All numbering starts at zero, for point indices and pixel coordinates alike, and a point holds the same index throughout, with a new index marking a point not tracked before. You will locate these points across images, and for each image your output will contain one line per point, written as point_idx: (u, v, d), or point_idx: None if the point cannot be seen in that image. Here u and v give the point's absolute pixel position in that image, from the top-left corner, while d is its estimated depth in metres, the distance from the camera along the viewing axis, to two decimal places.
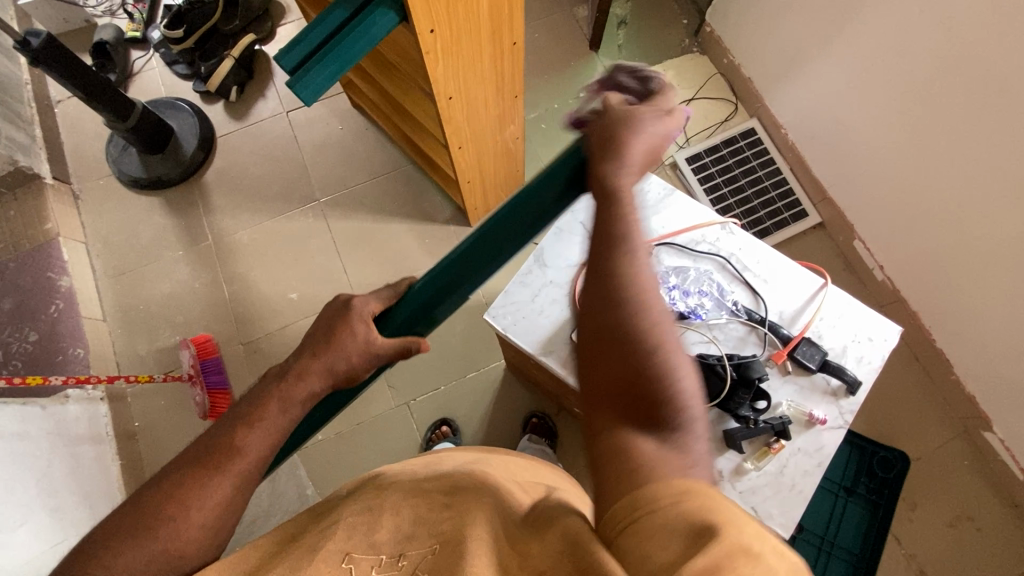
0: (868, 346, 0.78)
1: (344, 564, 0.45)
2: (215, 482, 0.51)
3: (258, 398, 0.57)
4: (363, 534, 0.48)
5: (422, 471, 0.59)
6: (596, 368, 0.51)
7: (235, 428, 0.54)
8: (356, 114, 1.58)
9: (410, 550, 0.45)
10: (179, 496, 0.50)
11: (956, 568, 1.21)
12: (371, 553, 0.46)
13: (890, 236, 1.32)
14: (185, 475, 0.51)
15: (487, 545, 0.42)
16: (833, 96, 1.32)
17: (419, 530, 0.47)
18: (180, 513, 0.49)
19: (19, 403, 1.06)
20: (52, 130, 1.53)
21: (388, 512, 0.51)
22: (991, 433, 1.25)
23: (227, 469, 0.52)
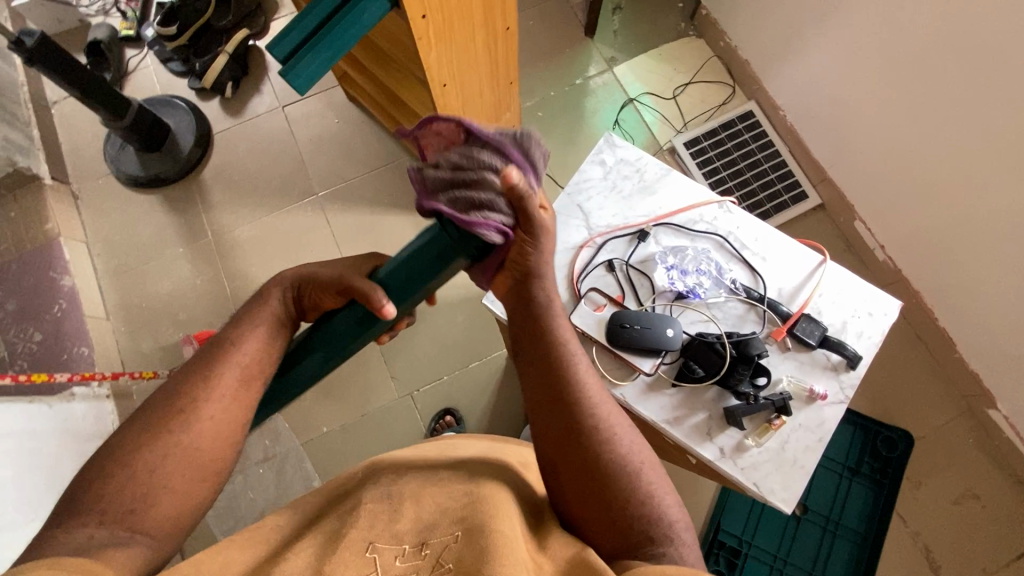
0: (868, 321, 0.78)
1: (368, 554, 0.47)
2: (221, 381, 0.58)
3: (247, 313, 0.64)
4: (385, 523, 0.50)
5: (438, 455, 0.62)
6: (577, 496, 0.55)
7: (237, 332, 0.62)
8: (352, 107, 1.58)
9: (433, 538, 0.49)
10: (189, 395, 0.56)
11: (961, 545, 1.22)
12: (394, 543, 0.48)
13: (891, 216, 1.32)
14: (188, 379, 0.58)
15: (509, 539, 0.46)
16: (831, 76, 1.31)
17: (441, 517, 0.51)
18: (190, 409, 0.55)
19: (26, 400, 1.07)
20: (49, 130, 1.54)
21: (408, 500, 0.53)
22: (995, 410, 1.25)
23: (227, 369, 0.59)
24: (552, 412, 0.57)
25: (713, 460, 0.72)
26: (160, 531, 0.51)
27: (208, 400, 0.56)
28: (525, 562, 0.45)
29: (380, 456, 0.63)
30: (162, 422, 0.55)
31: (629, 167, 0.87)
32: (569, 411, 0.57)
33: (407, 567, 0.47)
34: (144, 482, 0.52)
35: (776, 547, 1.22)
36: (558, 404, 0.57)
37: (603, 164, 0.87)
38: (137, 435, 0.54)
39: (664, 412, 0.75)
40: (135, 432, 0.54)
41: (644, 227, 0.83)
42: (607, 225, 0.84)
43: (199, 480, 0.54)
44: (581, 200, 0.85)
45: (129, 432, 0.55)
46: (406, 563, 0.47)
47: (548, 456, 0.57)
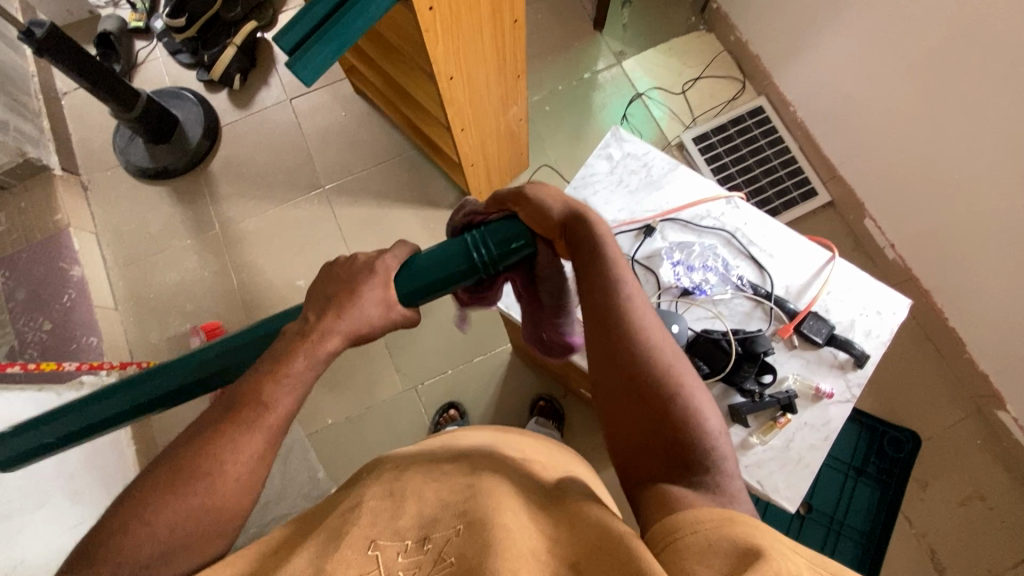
0: (876, 320, 0.77)
1: (370, 550, 0.47)
2: (250, 434, 0.52)
3: (284, 351, 0.55)
4: (386, 520, 0.50)
5: (441, 451, 0.61)
6: (639, 443, 0.54)
7: (269, 367, 0.55)
8: (359, 100, 1.57)
9: (435, 533, 0.48)
10: (211, 443, 0.51)
11: (967, 547, 1.21)
12: (397, 540, 0.48)
13: (901, 214, 1.30)
14: (212, 426, 0.52)
15: (512, 532, 0.45)
16: (843, 71, 1.29)
17: (443, 512, 0.50)
18: (215, 467, 0.50)
19: (35, 389, 1.08)
20: (59, 121, 1.54)
21: (411, 497, 0.53)
22: (1004, 412, 1.24)
23: (258, 424, 0.53)
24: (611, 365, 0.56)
25: None
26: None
27: (230, 450, 0.51)
28: (530, 552, 0.44)
29: (382, 455, 0.63)
30: (181, 473, 0.50)
31: (636, 162, 0.86)
32: (635, 350, 0.56)
33: (409, 563, 0.46)
34: (156, 542, 0.47)
35: None
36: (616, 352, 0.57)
37: (610, 159, 0.86)
38: (157, 483, 0.50)
39: None
40: (156, 481, 0.50)
41: (650, 222, 0.83)
42: (614, 220, 0.83)
43: (219, 536, 0.50)
44: (587, 194, 0.85)
45: (145, 483, 0.50)
46: (408, 559, 0.46)
47: (616, 398, 0.56)
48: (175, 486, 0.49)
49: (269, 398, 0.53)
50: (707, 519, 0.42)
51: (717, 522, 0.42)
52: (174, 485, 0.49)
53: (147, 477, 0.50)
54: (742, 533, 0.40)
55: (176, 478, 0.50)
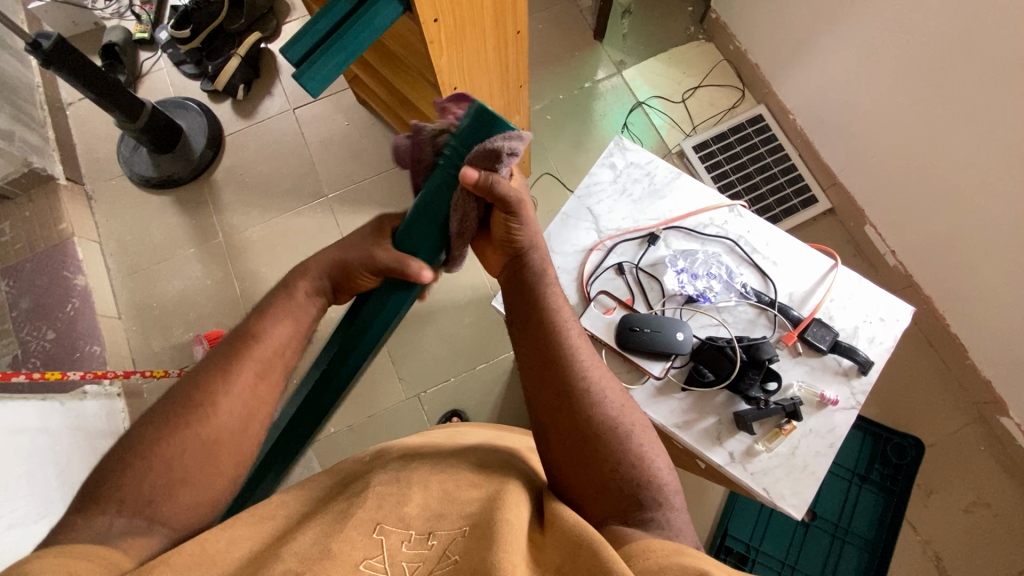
0: (880, 326, 0.77)
1: (376, 534, 0.47)
2: (242, 371, 0.60)
3: (272, 301, 0.65)
4: (392, 505, 0.50)
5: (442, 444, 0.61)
6: (568, 460, 0.57)
7: (259, 320, 0.63)
8: (362, 109, 1.59)
9: (440, 529, 0.48)
10: (211, 386, 0.58)
11: (972, 553, 1.21)
12: (401, 527, 0.48)
13: (901, 220, 1.31)
14: (211, 368, 0.60)
15: (515, 529, 0.47)
16: (841, 80, 1.30)
17: (448, 508, 0.50)
18: (209, 402, 0.57)
19: (39, 398, 1.08)
20: (64, 132, 1.56)
21: (417, 486, 0.53)
22: (1007, 417, 1.24)
23: (253, 357, 0.61)
24: (545, 370, 0.61)
25: (723, 465, 0.72)
26: (178, 524, 0.52)
27: (228, 393, 0.58)
28: (528, 552, 0.46)
29: (387, 445, 0.63)
30: (185, 415, 0.56)
31: (639, 171, 0.87)
32: (562, 367, 0.60)
33: (414, 555, 0.46)
34: (157, 478, 0.52)
35: (784, 553, 1.21)
36: (552, 357, 0.61)
37: (613, 167, 0.87)
38: (161, 428, 0.55)
39: (673, 417, 0.74)
40: (157, 423, 0.56)
41: (654, 230, 0.83)
42: (618, 228, 0.84)
43: (221, 472, 0.56)
44: (591, 202, 0.86)
45: (149, 424, 0.56)
46: (412, 551, 0.46)
47: (546, 414, 0.60)
48: (171, 430, 0.55)
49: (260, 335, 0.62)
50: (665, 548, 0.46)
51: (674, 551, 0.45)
52: (170, 429, 0.55)
53: (150, 423, 0.56)
54: (690, 560, 0.44)
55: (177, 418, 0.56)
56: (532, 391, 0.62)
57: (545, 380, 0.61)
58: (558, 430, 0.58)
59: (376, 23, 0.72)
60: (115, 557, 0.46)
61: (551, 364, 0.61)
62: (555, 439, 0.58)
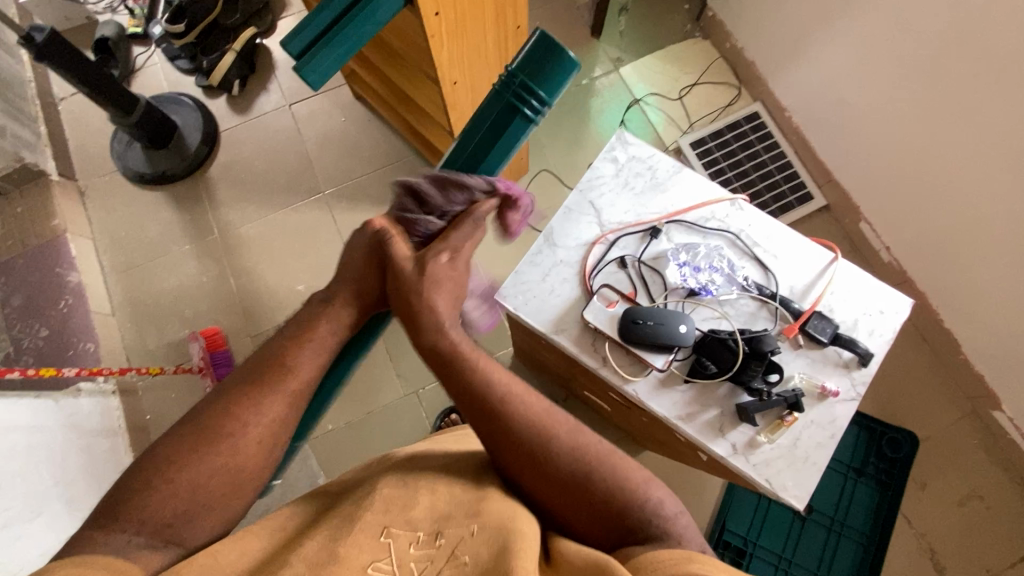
0: (879, 319, 0.78)
1: (383, 538, 0.47)
2: (271, 403, 0.59)
3: (305, 322, 0.64)
4: (399, 509, 0.50)
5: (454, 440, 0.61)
6: (554, 506, 0.56)
7: (288, 350, 0.62)
8: (359, 106, 1.58)
9: (449, 529, 0.48)
10: (232, 412, 0.58)
11: (966, 546, 1.22)
12: (409, 529, 0.48)
13: (896, 217, 1.32)
14: (235, 397, 0.58)
15: (524, 538, 0.47)
16: (838, 77, 1.31)
17: (457, 508, 0.50)
18: (235, 433, 0.57)
19: (33, 395, 1.06)
20: (56, 127, 1.54)
21: (425, 487, 0.52)
22: (1000, 412, 1.25)
23: (281, 387, 0.60)
24: (489, 434, 0.58)
25: (725, 457, 0.73)
26: (194, 546, 0.54)
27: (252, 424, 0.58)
28: (536, 560, 0.46)
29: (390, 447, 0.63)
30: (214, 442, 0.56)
31: (641, 165, 0.87)
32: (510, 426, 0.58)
33: (421, 555, 0.47)
34: (180, 503, 0.53)
35: (781, 546, 1.22)
36: (494, 425, 0.58)
37: (615, 161, 0.87)
38: (190, 449, 0.55)
39: (676, 409, 0.75)
40: (187, 443, 0.56)
41: (656, 224, 0.83)
42: (620, 222, 0.84)
43: (236, 498, 0.56)
44: (593, 197, 0.86)
45: (176, 441, 0.56)
46: (420, 552, 0.47)
47: (516, 476, 0.57)
48: (195, 453, 0.55)
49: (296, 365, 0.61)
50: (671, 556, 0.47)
51: (683, 557, 0.47)
52: (194, 453, 0.55)
53: (179, 443, 0.56)
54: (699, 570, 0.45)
55: (206, 447, 0.56)
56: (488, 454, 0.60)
57: (495, 428, 0.58)
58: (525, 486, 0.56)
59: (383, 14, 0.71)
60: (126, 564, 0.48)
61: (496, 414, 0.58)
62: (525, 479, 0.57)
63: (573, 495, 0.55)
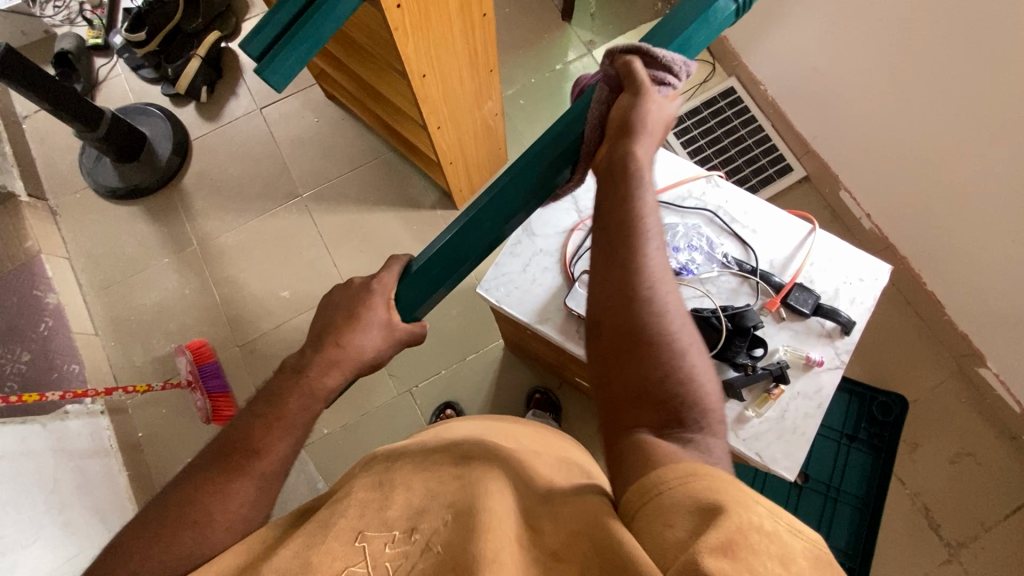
0: (860, 286, 0.78)
1: (357, 543, 0.46)
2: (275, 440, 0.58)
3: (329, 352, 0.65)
4: (375, 510, 0.49)
5: (431, 441, 0.60)
6: (628, 380, 0.54)
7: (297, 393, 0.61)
8: (331, 105, 1.56)
9: (423, 524, 0.47)
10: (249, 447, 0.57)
11: (959, 502, 1.25)
12: (384, 530, 0.47)
13: (874, 184, 1.33)
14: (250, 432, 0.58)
15: (498, 516, 0.45)
16: (810, 47, 1.31)
17: (432, 502, 0.49)
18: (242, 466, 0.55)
19: (19, 421, 1.05)
20: (22, 146, 1.50)
21: (400, 487, 0.52)
22: (985, 368, 1.28)
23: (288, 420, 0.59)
24: (618, 271, 0.57)
25: None
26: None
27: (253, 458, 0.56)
28: (516, 536, 0.44)
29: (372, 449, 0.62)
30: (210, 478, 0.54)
31: None
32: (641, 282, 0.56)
33: (396, 554, 0.45)
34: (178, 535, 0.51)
35: (780, 516, 1.24)
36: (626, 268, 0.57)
37: None
38: (189, 491, 0.53)
39: None
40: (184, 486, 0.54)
41: None
42: None
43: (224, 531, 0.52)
44: None
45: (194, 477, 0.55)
46: (395, 550, 0.45)
47: (615, 334, 0.56)
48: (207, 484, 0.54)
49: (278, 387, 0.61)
50: (671, 476, 0.42)
51: (682, 478, 0.41)
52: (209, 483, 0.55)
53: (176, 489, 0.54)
54: (703, 486, 0.40)
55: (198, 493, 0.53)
56: (598, 301, 0.58)
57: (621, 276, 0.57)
58: (616, 335, 0.56)
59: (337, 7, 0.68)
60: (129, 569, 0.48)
61: (620, 270, 0.57)
62: (608, 348, 0.56)
63: (640, 390, 0.53)
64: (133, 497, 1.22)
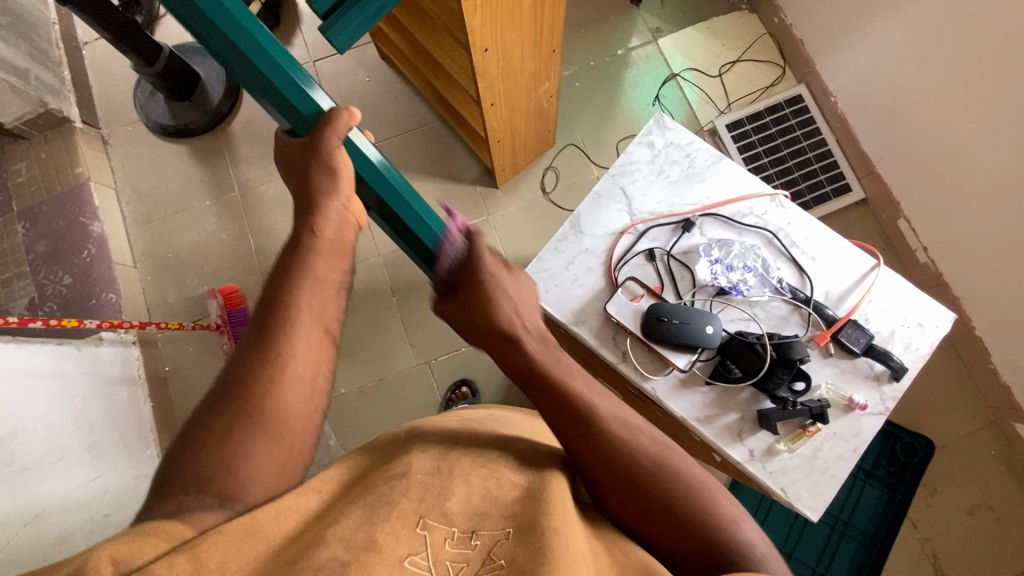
0: (918, 332, 0.75)
1: (419, 529, 0.47)
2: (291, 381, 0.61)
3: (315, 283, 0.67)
4: (434, 499, 0.50)
5: (480, 434, 0.61)
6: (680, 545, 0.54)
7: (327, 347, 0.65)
8: (384, 66, 1.53)
9: (484, 529, 0.48)
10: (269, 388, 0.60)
11: (970, 556, 1.21)
12: (444, 523, 0.48)
13: (938, 216, 1.25)
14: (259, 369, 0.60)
15: (567, 540, 0.47)
16: (896, 62, 1.23)
17: (492, 507, 0.50)
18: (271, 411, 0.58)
19: (55, 342, 1.09)
20: (80, 72, 1.51)
21: (458, 480, 0.52)
22: (1023, 425, 1.22)
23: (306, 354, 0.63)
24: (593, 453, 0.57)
25: (742, 462, 0.71)
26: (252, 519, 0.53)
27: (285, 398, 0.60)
28: (581, 561, 0.46)
29: (418, 423, 0.64)
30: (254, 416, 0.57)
31: (678, 152, 0.83)
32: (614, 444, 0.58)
33: (457, 554, 0.46)
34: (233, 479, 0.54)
35: (782, 540, 1.22)
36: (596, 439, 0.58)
37: (651, 147, 0.84)
38: (240, 428, 0.56)
39: (695, 410, 0.73)
40: (230, 413, 0.57)
41: (689, 217, 0.80)
42: (651, 212, 0.81)
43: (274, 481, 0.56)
44: (625, 183, 0.83)
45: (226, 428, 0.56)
46: (456, 550, 0.46)
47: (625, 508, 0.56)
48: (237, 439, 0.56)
49: (303, 297, 0.66)
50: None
51: None
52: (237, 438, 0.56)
53: (225, 420, 0.57)
54: None
55: (262, 415, 0.58)
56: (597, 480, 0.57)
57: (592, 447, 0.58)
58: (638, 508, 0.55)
59: (298, 64, 0.69)
60: (175, 534, 0.47)
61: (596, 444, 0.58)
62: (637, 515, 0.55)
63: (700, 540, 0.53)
64: (154, 428, 1.27)
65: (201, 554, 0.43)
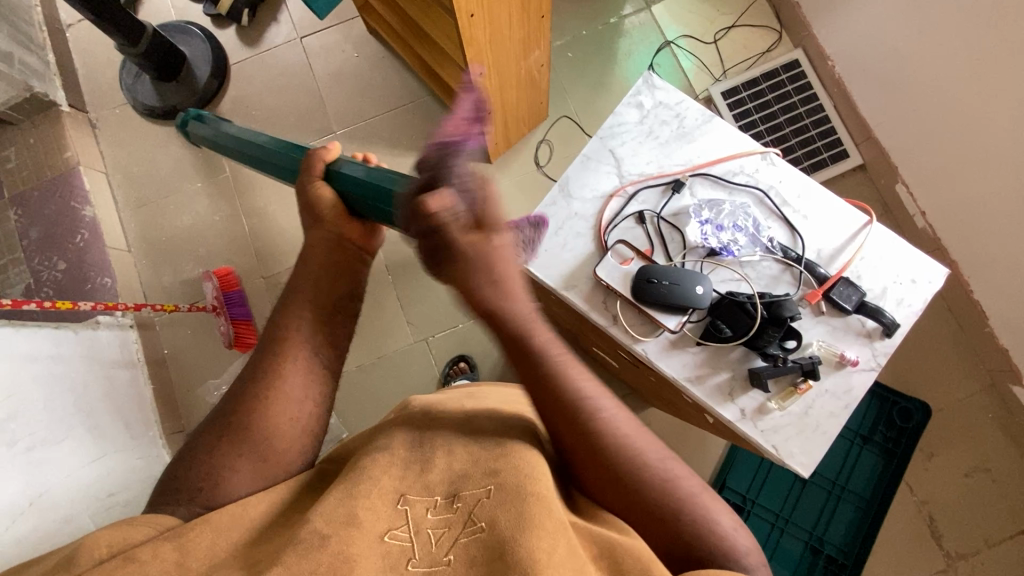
0: (910, 288, 0.74)
1: (401, 505, 0.50)
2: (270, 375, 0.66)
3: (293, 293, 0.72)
4: (416, 476, 0.52)
5: (466, 403, 0.64)
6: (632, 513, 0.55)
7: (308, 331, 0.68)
8: (372, 41, 1.50)
9: (466, 491, 0.50)
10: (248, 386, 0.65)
11: (965, 517, 1.22)
12: (426, 495, 0.50)
13: (937, 180, 1.23)
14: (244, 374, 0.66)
15: (547, 503, 0.48)
16: (895, 22, 1.20)
17: (473, 468, 0.52)
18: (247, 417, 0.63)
19: (53, 326, 1.09)
20: (65, 55, 1.49)
21: (440, 450, 0.55)
22: (1019, 387, 1.22)
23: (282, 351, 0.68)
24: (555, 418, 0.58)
25: (733, 421, 0.72)
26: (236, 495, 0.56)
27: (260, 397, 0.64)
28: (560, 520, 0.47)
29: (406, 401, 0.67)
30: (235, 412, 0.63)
31: (668, 112, 0.82)
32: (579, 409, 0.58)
33: (439, 520, 0.48)
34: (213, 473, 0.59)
35: (780, 505, 1.24)
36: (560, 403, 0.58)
37: (640, 107, 0.82)
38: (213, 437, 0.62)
39: (685, 370, 0.73)
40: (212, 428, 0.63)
41: (679, 177, 0.80)
42: (640, 174, 0.80)
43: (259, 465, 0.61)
44: (614, 145, 0.82)
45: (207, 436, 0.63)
46: (436, 516, 0.48)
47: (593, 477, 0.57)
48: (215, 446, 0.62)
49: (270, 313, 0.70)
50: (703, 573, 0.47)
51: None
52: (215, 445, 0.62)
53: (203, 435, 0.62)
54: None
55: (239, 437, 0.62)
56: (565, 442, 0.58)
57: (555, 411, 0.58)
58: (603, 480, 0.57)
59: None
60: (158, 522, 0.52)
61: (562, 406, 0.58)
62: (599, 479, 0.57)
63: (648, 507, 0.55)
64: (155, 410, 1.28)
65: (186, 544, 0.48)
